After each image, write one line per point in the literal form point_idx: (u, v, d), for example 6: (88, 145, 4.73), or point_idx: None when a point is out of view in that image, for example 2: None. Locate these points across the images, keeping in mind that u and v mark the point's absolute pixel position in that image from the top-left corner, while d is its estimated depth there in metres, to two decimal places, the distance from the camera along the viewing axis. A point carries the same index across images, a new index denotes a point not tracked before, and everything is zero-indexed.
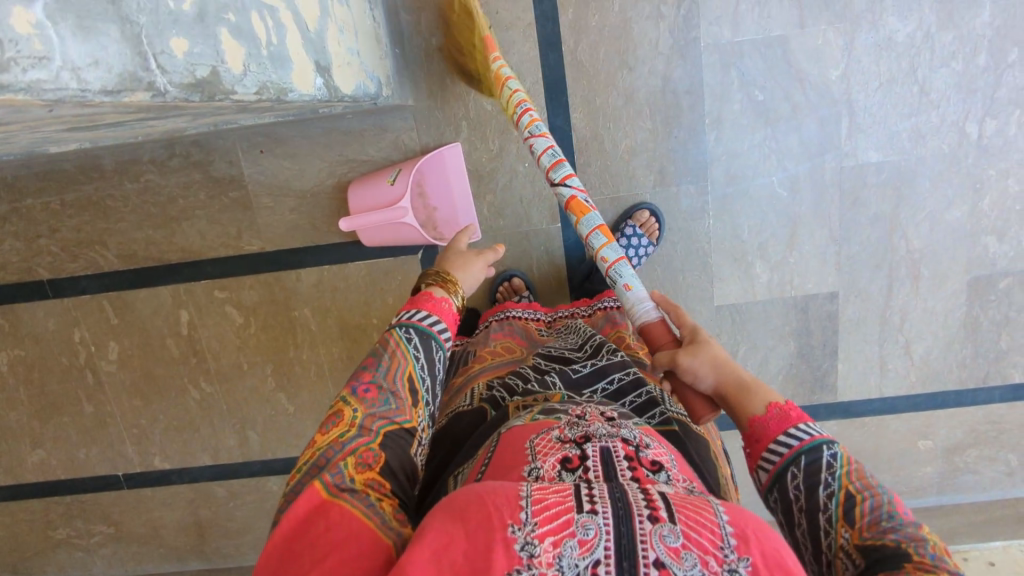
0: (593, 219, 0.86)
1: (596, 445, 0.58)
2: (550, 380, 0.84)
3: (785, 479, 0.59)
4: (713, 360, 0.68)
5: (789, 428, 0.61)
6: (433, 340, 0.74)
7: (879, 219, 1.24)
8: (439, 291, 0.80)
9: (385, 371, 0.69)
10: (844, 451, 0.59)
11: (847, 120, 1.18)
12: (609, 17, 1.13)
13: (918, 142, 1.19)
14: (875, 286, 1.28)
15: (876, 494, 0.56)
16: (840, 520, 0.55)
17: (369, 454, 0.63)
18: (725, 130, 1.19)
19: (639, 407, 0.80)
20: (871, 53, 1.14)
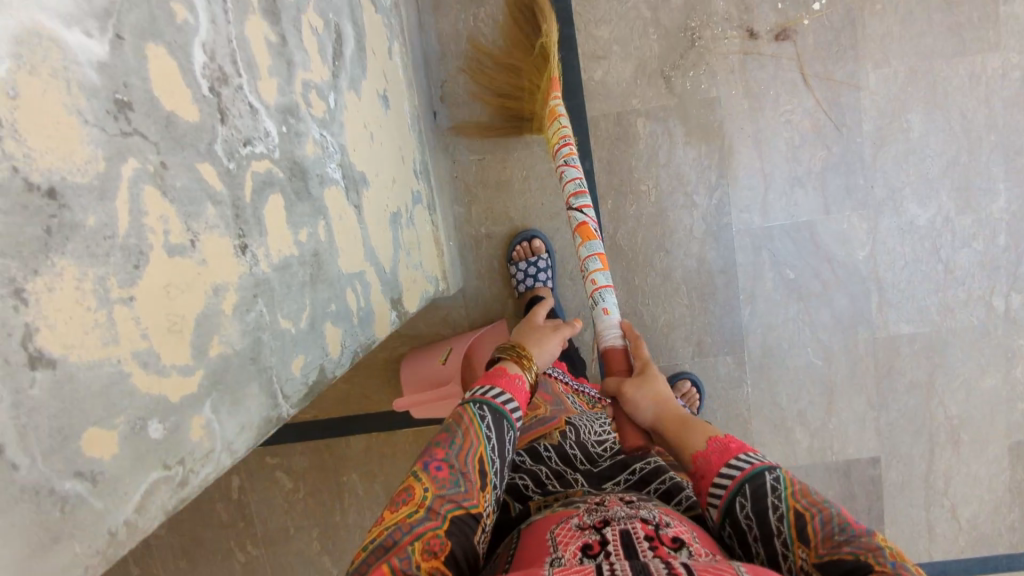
0: (594, 246, 0.96)
1: (614, 529, 0.59)
2: (573, 478, 0.81)
3: (734, 509, 0.61)
4: (656, 394, 0.75)
5: (732, 458, 0.64)
6: (505, 419, 0.71)
7: (914, 386, 1.26)
8: (513, 367, 0.78)
9: (457, 450, 0.66)
10: (785, 473, 0.62)
11: (876, 295, 1.23)
12: (646, 207, 1.20)
13: (947, 314, 1.23)
14: (916, 451, 1.29)
15: (826, 509, 0.58)
16: (796, 541, 0.57)
17: (436, 541, 0.60)
18: (759, 305, 1.24)
19: (665, 494, 0.75)
20: (895, 236, 1.20)
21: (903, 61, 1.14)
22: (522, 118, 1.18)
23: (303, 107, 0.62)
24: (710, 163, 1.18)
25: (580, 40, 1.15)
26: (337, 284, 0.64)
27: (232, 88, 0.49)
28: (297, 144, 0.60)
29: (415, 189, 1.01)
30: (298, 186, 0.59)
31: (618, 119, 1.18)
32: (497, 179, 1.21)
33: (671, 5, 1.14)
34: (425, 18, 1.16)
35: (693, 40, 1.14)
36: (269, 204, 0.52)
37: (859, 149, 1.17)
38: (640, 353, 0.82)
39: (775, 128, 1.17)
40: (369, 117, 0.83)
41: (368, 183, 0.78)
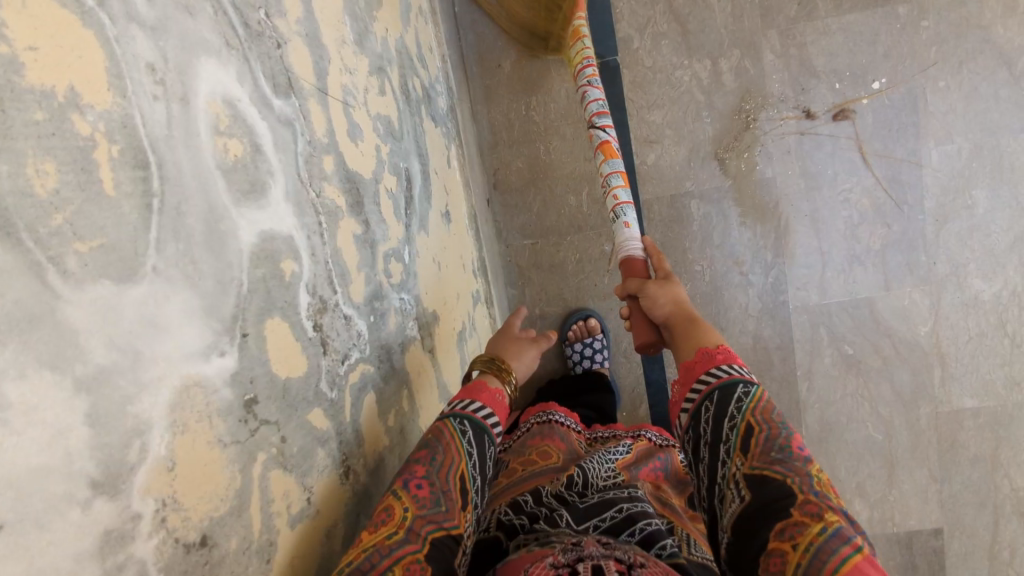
0: (616, 164, 0.90)
1: (586, 564, 0.55)
2: (558, 515, 0.73)
3: (700, 414, 0.64)
4: (674, 296, 0.75)
5: (714, 366, 0.66)
6: (486, 435, 0.64)
7: (978, 458, 1.23)
8: (494, 381, 0.70)
9: (439, 467, 0.57)
10: (760, 391, 0.63)
11: (939, 370, 1.20)
12: (701, 286, 1.20)
13: (1013, 388, 1.19)
14: (980, 522, 1.25)
15: (776, 428, 0.60)
16: (738, 450, 0.59)
17: (416, 566, 0.51)
18: (816, 379, 1.23)
19: (648, 538, 0.68)
20: (959, 310, 1.17)
21: (968, 137, 1.11)
22: (574, 203, 1.19)
23: (385, 282, 0.65)
24: (764, 244, 1.18)
25: (633, 124, 1.15)
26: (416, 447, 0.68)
27: (329, 312, 0.52)
28: (381, 324, 0.63)
29: (475, 291, 1.04)
30: (385, 369, 0.62)
31: (672, 202, 1.18)
32: (550, 262, 1.22)
33: (725, 88, 1.13)
34: (478, 107, 1.17)
35: (748, 120, 1.13)
36: (364, 411, 0.56)
37: (921, 225, 1.15)
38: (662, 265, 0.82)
39: (832, 207, 1.16)
40: (435, 246, 0.85)
41: (438, 317, 0.81)
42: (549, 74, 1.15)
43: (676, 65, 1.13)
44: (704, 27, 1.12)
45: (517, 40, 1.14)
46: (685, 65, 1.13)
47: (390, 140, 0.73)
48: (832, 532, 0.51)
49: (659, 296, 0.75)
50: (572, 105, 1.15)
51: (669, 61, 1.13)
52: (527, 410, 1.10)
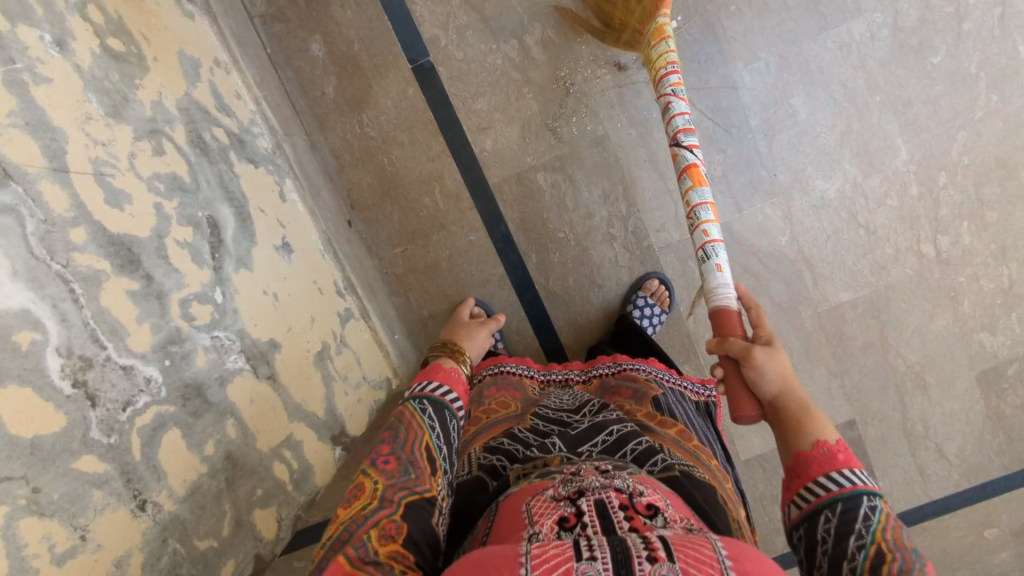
0: (704, 194, 0.96)
1: (590, 499, 0.62)
2: (549, 442, 0.84)
3: (818, 521, 0.61)
4: (783, 380, 0.73)
5: (833, 472, 0.62)
6: (446, 410, 0.80)
7: (870, 345, 1.29)
8: (449, 361, 0.91)
9: (402, 443, 0.73)
10: (886, 505, 0.60)
11: (809, 273, 1.26)
12: (569, 251, 1.25)
13: (881, 272, 1.26)
14: (887, 404, 1.32)
15: (910, 558, 0.56)
16: (864, 570, 0.56)
17: (392, 526, 0.64)
18: (700, 311, 1.28)
19: (639, 457, 0.81)
20: (810, 214, 1.23)
21: (771, 51, 1.17)
22: (430, 204, 1.24)
23: (182, 326, 0.70)
24: (615, 197, 1.23)
25: (462, 116, 1.20)
26: (260, 468, 0.75)
27: (97, 366, 0.58)
28: (184, 365, 0.68)
29: (341, 311, 1.09)
30: (194, 405, 0.68)
31: (519, 180, 1.23)
32: (424, 264, 1.27)
33: (537, 62, 1.18)
34: (314, 136, 1.21)
35: (568, 89, 1.19)
36: (163, 445, 0.62)
37: (754, 144, 1.20)
38: (762, 320, 0.81)
39: (668, 147, 1.21)
40: (267, 280, 0.90)
41: (278, 344, 0.87)
42: (371, 89, 1.19)
43: (486, 51, 1.18)
44: (501, 9, 1.17)
45: (332, 65, 1.18)
46: (494, 49, 1.18)
47: (179, 194, 0.79)
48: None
49: (772, 373, 0.73)
50: (402, 113, 1.20)
51: (477, 50, 1.18)
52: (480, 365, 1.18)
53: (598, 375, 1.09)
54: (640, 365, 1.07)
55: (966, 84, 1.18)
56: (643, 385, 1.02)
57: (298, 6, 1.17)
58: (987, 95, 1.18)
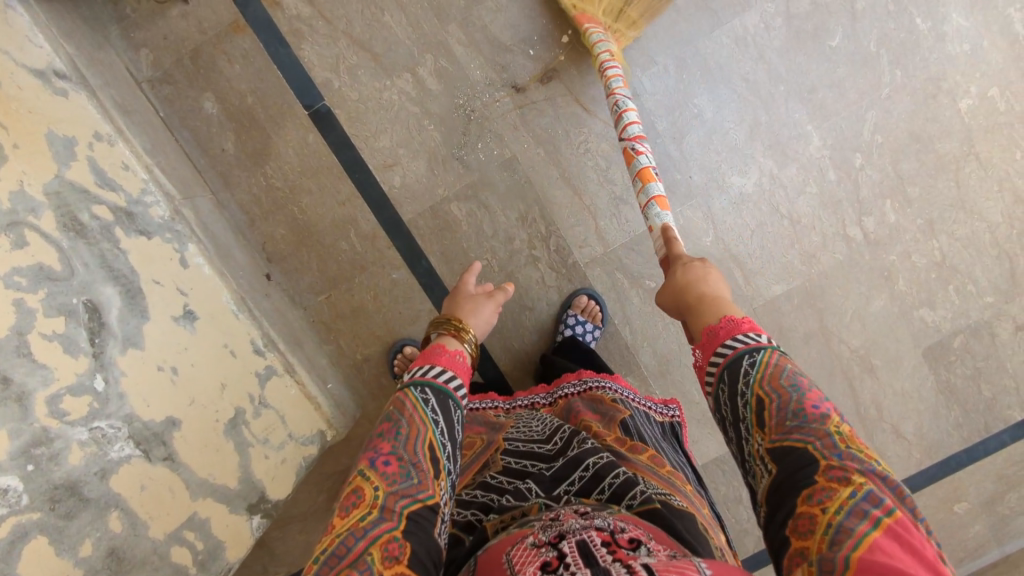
0: (654, 188, 0.98)
1: (571, 540, 0.55)
2: (524, 489, 0.77)
3: (718, 395, 0.60)
4: (692, 276, 0.75)
5: (733, 336, 0.62)
6: (450, 400, 0.69)
7: (811, 334, 1.27)
8: (452, 342, 0.77)
9: (404, 441, 0.64)
10: (768, 355, 0.59)
11: (739, 270, 1.24)
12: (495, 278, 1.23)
13: (811, 261, 1.24)
14: (837, 391, 1.29)
15: (788, 394, 0.56)
16: (756, 425, 0.56)
17: (394, 544, 0.57)
18: (636, 321, 1.26)
19: (618, 491, 0.74)
20: (731, 211, 1.21)
21: (667, 54, 1.17)
22: (347, 247, 1.22)
23: (50, 424, 0.69)
24: (532, 218, 1.21)
25: (366, 156, 1.19)
26: (153, 558, 0.77)
27: None
28: (52, 466, 0.69)
29: (261, 370, 1.07)
30: (64, 507, 0.69)
31: (434, 213, 1.21)
32: (351, 308, 1.24)
33: (433, 92, 1.16)
34: (220, 194, 1.19)
35: (468, 118, 1.17)
36: (24, 555, 0.65)
37: (664, 148, 1.19)
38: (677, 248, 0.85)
39: (579, 162, 1.19)
40: (164, 354, 0.87)
41: (178, 421, 0.84)
42: (271, 139, 1.18)
43: (380, 88, 1.16)
44: (390, 45, 1.15)
45: (228, 120, 1.17)
46: (388, 85, 1.16)
47: (45, 281, 0.76)
48: (861, 497, 0.48)
49: (692, 277, 0.74)
50: (305, 160, 1.18)
51: (372, 87, 1.16)
52: None
53: (565, 396, 1.05)
54: (607, 382, 1.04)
55: (869, 64, 1.19)
56: (611, 407, 0.98)
57: (185, 66, 1.15)
58: (892, 71, 1.19)
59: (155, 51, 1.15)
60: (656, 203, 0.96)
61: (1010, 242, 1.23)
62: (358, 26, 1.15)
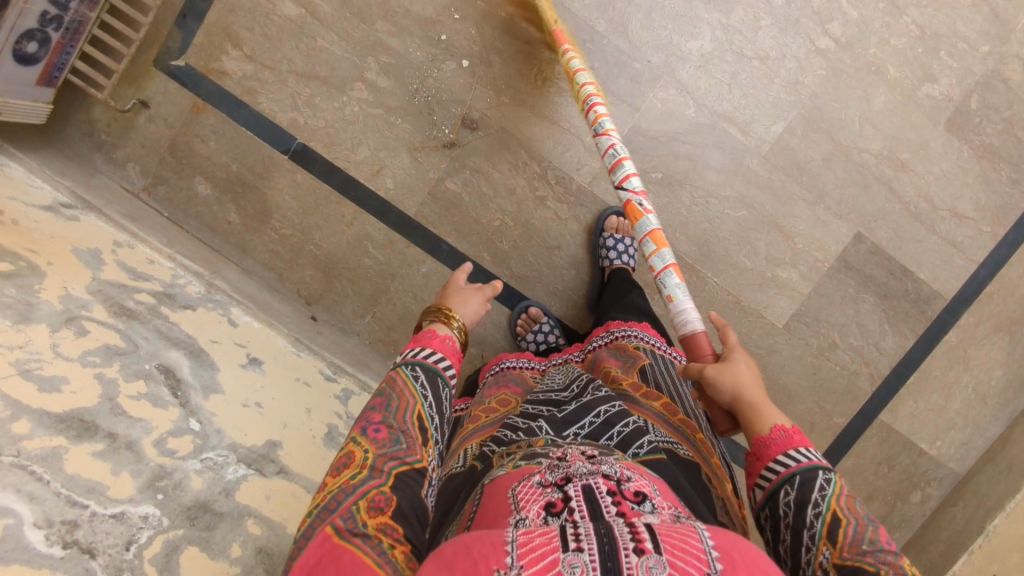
0: (648, 223, 0.95)
1: (577, 485, 0.54)
2: (537, 425, 0.77)
3: (779, 496, 0.64)
4: (737, 379, 0.74)
5: (789, 450, 0.66)
6: (439, 380, 0.77)
7: (830, 156, 1.25)
8: (441, 329, 0.85)
9: (394, 411, 0.72)
10: (840, 482, 0.63)
11: (733, 128, 1.24)
12: (514, 233, 1.26)
13: (796, 88, 1.23)
14: (881, 200, 1.27)
15: (863, 522, 0.60)
16: (825, 538, 0.59)
17: (380, 497, 0.64)
18: (660, 217, 1.27)
19: (627, 438, 0.74)
20: (699, 75, 1.23)
21: None
22: (371, 262, 1.28)
23: (165, 461, 0.74)
24: (523, 163, 1.25)
25: (354, 172, 1.25)
26: None
27: (84, 524, 0.64)
28: (179, 492, 0.72)
29: (338, 392, 1.12)
30: (203, 521, 0.72)
31: (434, 197, 1.26)
32: (397, 316, 1.29)
33: (388, 89, 1.22)
34: (243, 262, 1.26)
35: (427, 98, 1.22)
36: (182, 563, 0.68)
37: (613, 46, 1.21)
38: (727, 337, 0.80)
39: (543, 93, 1.23)
40: (244, 394, 0.93)
41: (278, 442, 0.88)
42: (267, 195, 1.25)
43: (340, 107, 1.22)
44: (333, 65, 1.21)
45: (223, 195, 1.25)
46: (347, 101, 1.22)
47: (117, 357, 0.82)
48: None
49: (745, 379, 0.73)
50: (302, 200, 1.25)
51: (333, 109, 1.23)
52: (481, 373, 1.13)
53: (593, 351, 1.06)
54: (633, 331, 1.04)
55: None
56: (632, 356, 0.99)
57: (168, 163, 1.23)
58: None
59: (139, 160, 1.23)
60: (671, 271, 0.90)
61: None
62: (299, 61, 1.21)
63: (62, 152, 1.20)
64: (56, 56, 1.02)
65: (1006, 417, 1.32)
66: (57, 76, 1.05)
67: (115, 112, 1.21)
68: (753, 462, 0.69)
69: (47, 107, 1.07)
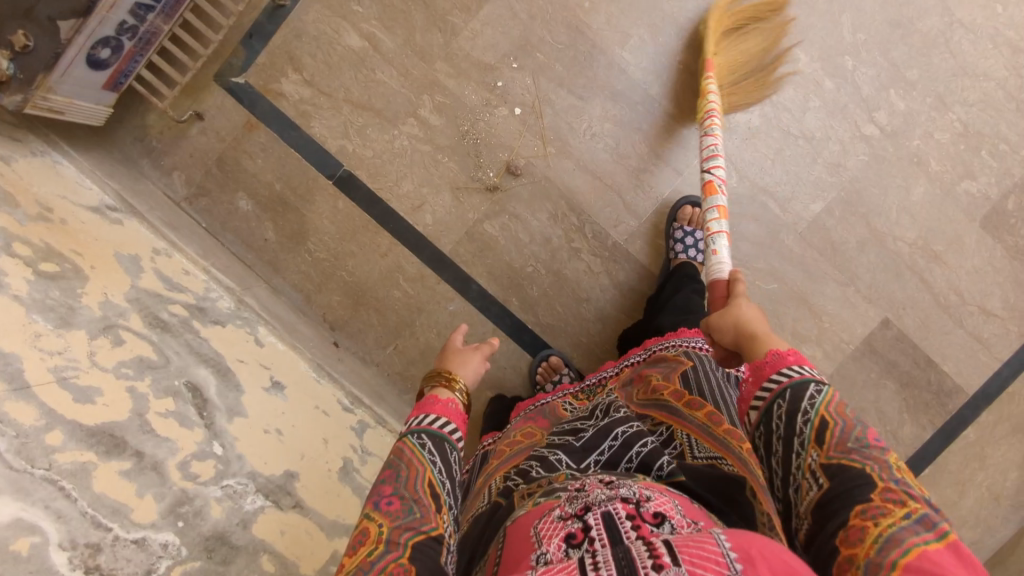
0: (716, 200, 1.02)
1: (595, 512, 0.53)
2: (555, 458, 0.75)
3: (771, 412, 0.62)
4: (742, 315, 0.75)
5: (782, 368, 0.63)
6: (447, 442, 0.71)
7: (865, 240, 1.26)
8: (443, 392, 0.79)
9: (405, 482, 0.67)
10: (831, 390, 0.61)
11: (772, 202, 1.26)
12: (545, 281, 1.27)
13: (838, 170, 1.25)
14: (911, 288, 1.27)
15: (850, 422, 0.59)
16: (813, 442, 0.58)
17: (399, 570, 0.59)
18: None
19: (647, 460, 0.72)
20: (745, 146, 1.25)
21: (639, 24, 1.22)
22: (399, 294, 1.27)
23: (187, 486, 0.72)
24: (562, 214, 1.26)
25: (395, 204, 1.26)
26: None
27: (107, 548, 0.62)
28: (199, 521, 0.71)
29: (355, 424, 1.10)
30: (220, 554, 0.71)
31: (471, 236, 1.26)
32: (419, 351, 1.28)
33: (439, 128, 1.24)
34: (273, 281, 1.26)
35: (476, 140, 1.24)
36: None
37: (663, 110, 1.23)
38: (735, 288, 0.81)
39: (589, 148, 1.24)
40: (266, 420, 0.91)
41: (296, 473, 0.86)
42: (306, 217, 1.26)
43: (390, 139, 1.24)
44: (388, 98, 1.23)
45: (263, 212, 1.25)
46: (397, 134, 1.24)
47: (148, 370, 0.81)
48: (917, 520, 0.51)
49: (750, 316, 0.74)
50: (340, 225, 1.26)
51: (383, 141, 1.24)
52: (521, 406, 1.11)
53: (632, 366, 1.03)
54: (667, 342, 1.01)
55: None
56: (673, 362, 0.95)
57: (214, 174, 1.24)
58: None
59: (185, 169, 1.24)
60: (722, 234, 0.98)
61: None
62: (356, 90, 1.23)
63: (112, 153, 1.21)
64: (125, 64, 1.05)
65: (1019, 522, 1.29)
66: (123, 82, 1.08)
67: (170, 121, 1.23)
68: (752, 384, 0.67)
69: (107, 110, 1.10)
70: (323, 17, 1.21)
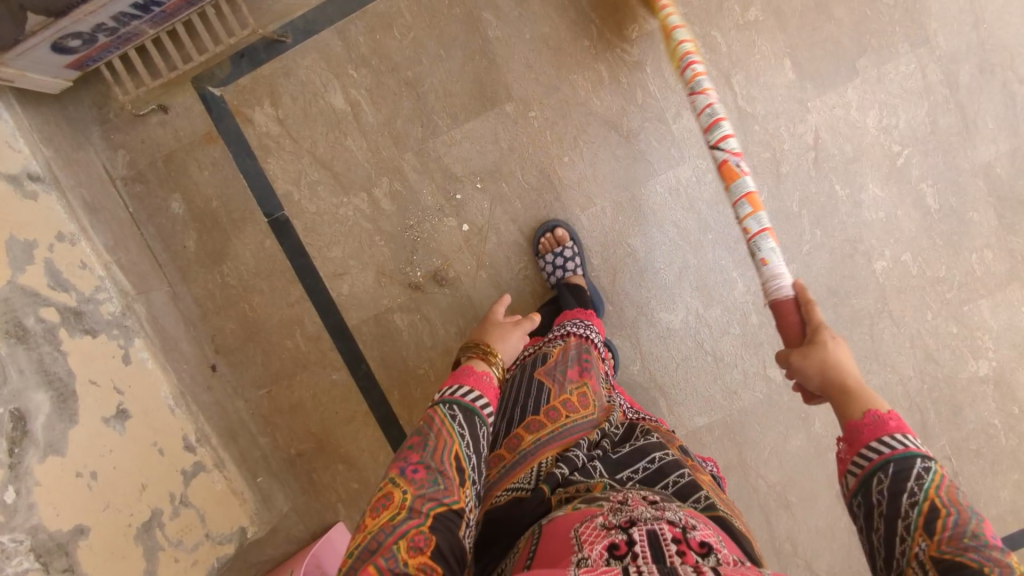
0: (744, 186, 0.98)
1: (641, 528, 0.60)
2: (592, 467, 0.82)
3: (870, 485, 0.61)
4: (824, 361, 0.73)
5: (884, 436, 0.62)
6: (476, 417, 0.75)
7: (730, 467, 1.28)
8: (479, 365, 0.83)
9: (432, 451, 0.70)
10: (939, 469, 0.60)
11: (663, 400, 1.27)
12: (429, 388, 1.28)
13: (731, 396, 1.27)
14: (753, 525, 1.27)
15: (964, 512, 0.57)
16: (920, 529, 0.57)
17: (420, 537, 0.64)
18: None
19: (682, 489, 0.77)
20: (656, 342, 1.26)
21: (605, 197, 1.23)
22: (292, 345, 1.28)
23: None
24: (470, 334, 1.27)
25: (318, 264, 1.26)
26: None
27: None
28: None
29: (188, 466, 1.12)
30: None
31: (377, 321, 1.28)
32: (289, 403, 1.30)
33: (386, 212, 1.24)
34: (177, 287, 1.27)
35: (416, 238, 1.25)
36: None
37: (598, 281, 1.26)
38: (812, 316, 0.82)
39: (517, 287, 1.26)
40: (85, 459, 0.93)
41: (87, 528, 0.88)
42: (231, 242, 1.26)
43: (337, 204, 1.24)
44: (350, 166, 1.23)
45: (192, 220, 1.25)
46: (345, 203, 1.24)
47: None
48: None
49: (841, 359, 0.73)
50: (260, 263, 1.26)
51: (330, 203, 1.24)
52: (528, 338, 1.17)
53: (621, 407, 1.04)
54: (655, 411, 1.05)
55: (790, 222, 1.23)
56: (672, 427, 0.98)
57: (157, 168, 1.24)
58: (812, 230, 1.23)
59: (132, 152, 1.24)
60: (767, 236, 0.95)
61: (922, 397, 1.25)
62: (322, 147, 1.23)
63: (65, 112, 1.20)
64: (96, 52, 1.05)
65: None
66: (89, 64, 1.07)
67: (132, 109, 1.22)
68: (847, 447, 0.66)
69: (64, 83, 1.08)
70: (317, 68, 1.21)
